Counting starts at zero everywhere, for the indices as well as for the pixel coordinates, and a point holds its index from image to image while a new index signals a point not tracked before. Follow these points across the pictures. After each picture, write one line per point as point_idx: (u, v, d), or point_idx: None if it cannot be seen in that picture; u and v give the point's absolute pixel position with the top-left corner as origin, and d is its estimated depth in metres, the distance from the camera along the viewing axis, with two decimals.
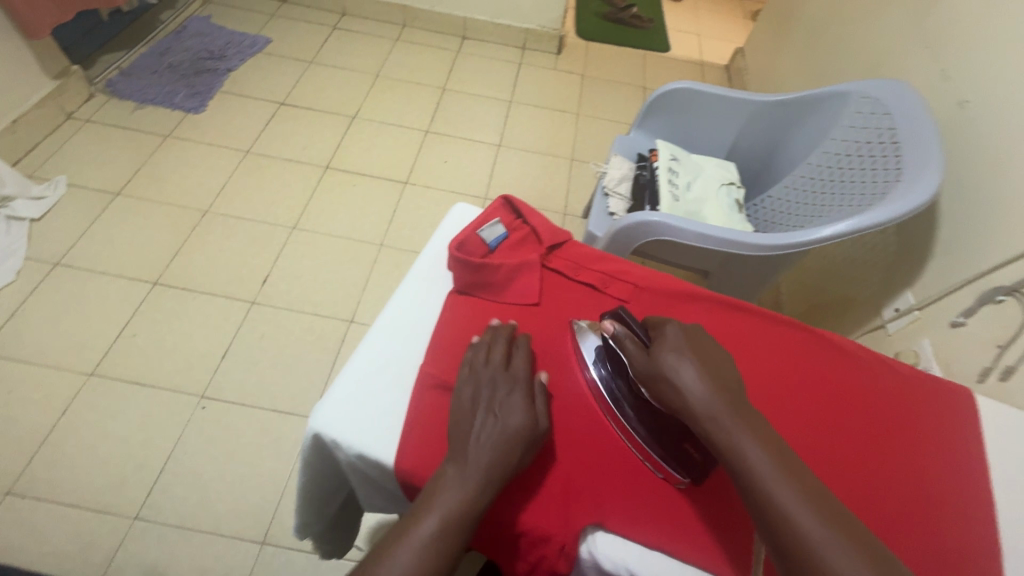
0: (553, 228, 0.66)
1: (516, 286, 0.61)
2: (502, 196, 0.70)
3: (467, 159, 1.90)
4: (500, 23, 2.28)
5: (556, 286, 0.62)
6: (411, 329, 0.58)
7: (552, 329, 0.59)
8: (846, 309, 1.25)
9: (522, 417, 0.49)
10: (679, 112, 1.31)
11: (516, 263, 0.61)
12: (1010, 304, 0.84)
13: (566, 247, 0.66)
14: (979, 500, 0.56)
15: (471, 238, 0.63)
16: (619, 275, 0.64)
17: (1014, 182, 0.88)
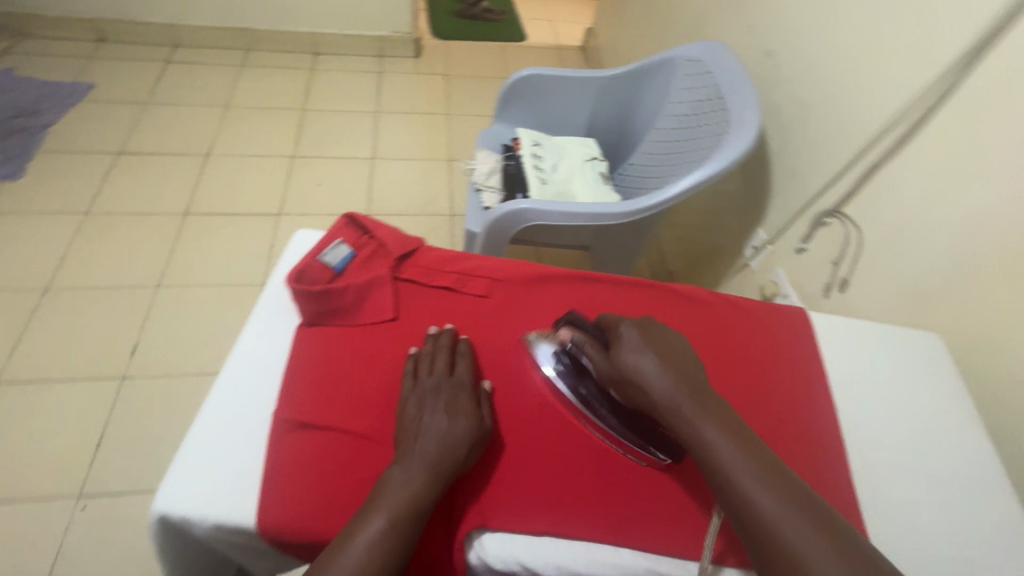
0: (400, 238, 0.65)
1: (367, 305, 0.59)
2: (345, 215, 0.67)
3: (342, 178, 1.82)
4: (351, 34, 2.21)
5: (413, 295, 0.61)
6: (260, 375, 0.54)
7: (412, 340, 0.58)
8: (717, 255, 1.35)
9: (460, 418, 0.50)
10: (535, 97, 1.34)
11: (363, 280, 0.59)
12: (836, 225, 0.95)
13: (417, 254, 0.65)
14: (825, 405, 0.62)
15: (312, 265, 0.60)
16: (474, 271, 0.64)
17: (817, 118, 0.99)
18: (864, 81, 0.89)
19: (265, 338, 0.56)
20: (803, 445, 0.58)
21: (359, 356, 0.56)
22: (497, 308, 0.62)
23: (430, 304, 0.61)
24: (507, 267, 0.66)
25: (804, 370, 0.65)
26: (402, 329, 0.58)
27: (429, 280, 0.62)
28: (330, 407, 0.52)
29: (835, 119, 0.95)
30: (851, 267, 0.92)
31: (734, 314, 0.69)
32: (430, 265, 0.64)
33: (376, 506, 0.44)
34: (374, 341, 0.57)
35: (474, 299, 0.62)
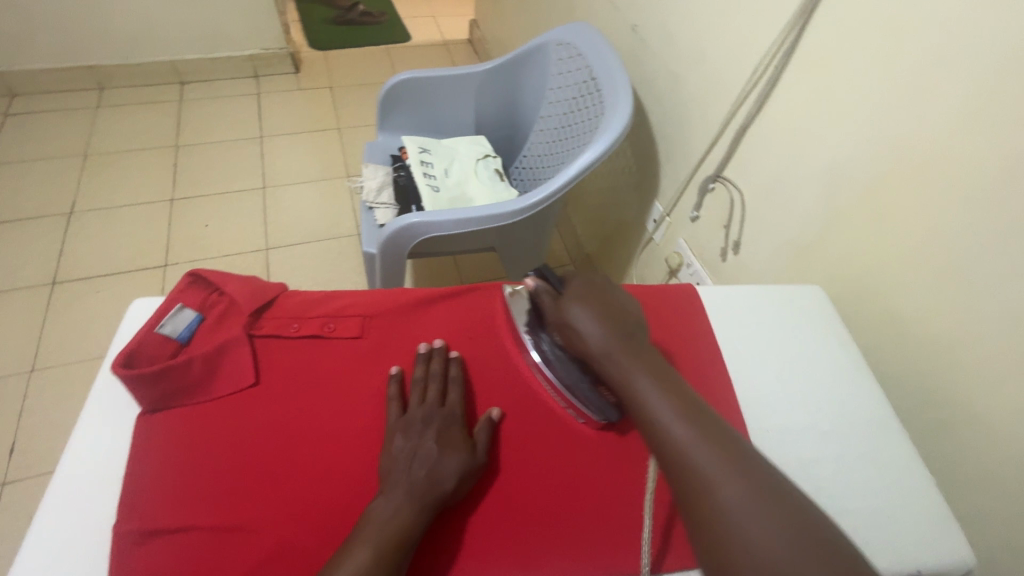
0: (253, 289, 0.58)
1: (220, 373, 0.52)
2: (187, 272, 0.59)
3: (232, 215, 1.68)
4: (219, 57, 2.04)
5: (275, 352, 0.55)
6: (100, 483, 0.47)
7: (279, 403, 0.52)
8: (625, 232, 1.35)
9: (451, 450, 0.49)
10: (415, 101, 1.28)
11: (211, 347, 0.52)
12: (721, 190, 0.96)
13: (277, 304, 0.59)
14: (720, 382, 0.62)
15: (148, 341, 0.52)
16: (343, 311, 0.59)
17: (687, 87, 1.00)
18: (721, 45, 0.90)
19: (104, 437, 0.50)
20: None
21: (217, 434, 0.49)
22: (374, 347, 0.57)
23: (296, 357, 0.55)
24: (383, 297, 0.61)
25: (698, 350, 0.65)
26: (266, 393, 0.52)
27: (292, 330, 0.56)
28: (188, 503, 0.46)
29: (702, 85, 0.96)
30: (740, 229, 0.93)
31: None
32: (292, 313, 0.58)
33: (355, 542, 0.43)
34: (234, 414, 0.51)
35: (347, 342, 0.57)
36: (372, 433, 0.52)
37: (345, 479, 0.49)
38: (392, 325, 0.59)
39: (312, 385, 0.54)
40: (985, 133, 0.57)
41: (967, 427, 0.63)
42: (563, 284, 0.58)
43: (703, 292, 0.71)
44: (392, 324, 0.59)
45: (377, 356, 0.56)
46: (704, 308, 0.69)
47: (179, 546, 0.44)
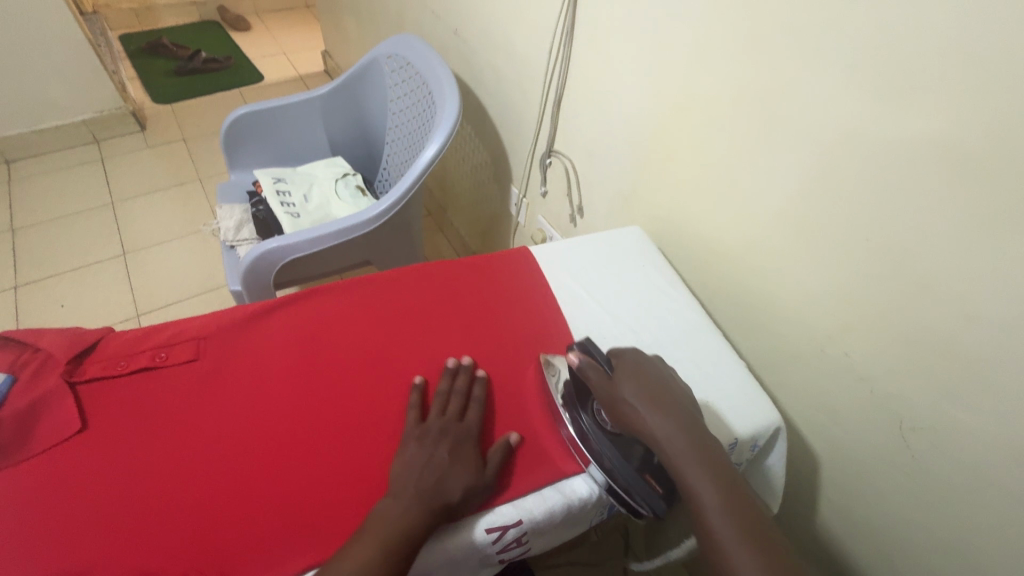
0: (69, 337, 0.56)
1: (39, 426, 0.50)
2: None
3: (91, 290, 1.56)
4: (47, 128, 1.89)
5: (102, 394, 0.53)
6: None
7: (108, 440, 0.50)
8: (497, 222, 1.41)
9: (463, 466, 0.51)
10: (261, 135, 1.27)
11: (25, 403, 0.50)
12: (557, 162, 1.05)
13: (100, 347, 0.57)
14: (555, 317, 0.68)
15: None
16: (174, 339, 0.58)
17: (508, 76, 1.08)
18: (524, 31, 0.98)
19: None
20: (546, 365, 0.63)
21: (46, 484, 0.47)
22: (212, 365, 0.57)
23: (126, 392, 0.54)
24: (220, 316, 0.61)
25: (538, 297, 0.69)
26: (94, 433, 0.51)
27: (119, 367, 0.55)
28: (14, 561, 0.44)
29: (519, 70, 1.04)
30: (579, 193, 1.02)
31: (464, 271, 0.71)
32: (118, 353, 0.56)
33: (351, 550, 0.45)
34: (59, 461, 0.49)
35: (183, 367, 0.56)
36: (389, 448, 0.54)
37: (315, 466, 0.51)
38: (230, 341, 0.59)
39: (147, 415, 0.52)
40: (714, 64, 0.67)
41: (769, 315, 0.74)
42: (610, 362, 0.57)
43: (535, 246, 0.76)
44: (228, 339, 0.59)
45: (215, 372, 0.56)
46: (537, 259, 0.74)
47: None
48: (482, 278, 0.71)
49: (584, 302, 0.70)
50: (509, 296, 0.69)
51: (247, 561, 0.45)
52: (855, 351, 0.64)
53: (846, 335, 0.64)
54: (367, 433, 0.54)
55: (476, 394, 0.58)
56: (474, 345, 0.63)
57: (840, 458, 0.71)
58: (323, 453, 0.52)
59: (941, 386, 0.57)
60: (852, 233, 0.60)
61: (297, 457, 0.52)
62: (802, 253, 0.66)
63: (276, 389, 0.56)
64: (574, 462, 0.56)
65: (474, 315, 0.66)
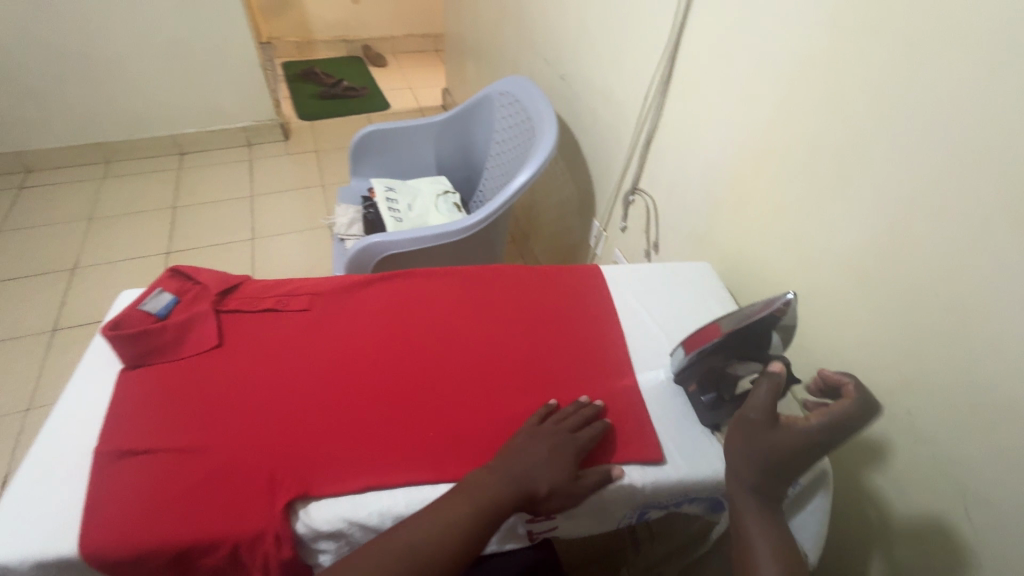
0: (220, 277, 0.71)
1: (188, 337, 0.63)
2: (169, 269, 0.72)
3: (222, 264, 1.83)
4: (216, 130, 2.28)
5: (234, 323, 0.66)
6: (84, 421, 0.56)
7: (234, 359, 0.62)
8: (575, 253, 1.49)
9: (557, 467, 0.55)
10: (382, 150, 1.47)
11: (182, 318, 0.64)
12: (638, 200, 1.11)
13: (239, 288, 0.71)
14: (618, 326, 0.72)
15: (132, 314, 0.64)
16: (294, 291, 0.71)
17: (604, 117, 1.18)
18: (623, 80, 1.08)
19: (88, 392, 0.59)
20: (596, 365, 0.67)
21: (184, 382, 0.60)
22: (320, 317, 0.68)
23: (253, 326, 0.66)
24: (333, 280, 0.74)
25: (601, 308, 0.75)
26: (225, 351, 0.63)
27: (251, 306, 0.68)
28: (155, 431, 0.55)
29: (614, 114, 1.14)
30: (656, 230, 1.07)
31: (534, 276, 0.79)
32: (252, 295, 0.70)
33: (418, 518, 0.50)
34: (198, 366, 0.61)
35: (297, 313, 0.68)
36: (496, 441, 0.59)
37: (391, 410, 0.59)
38: (336, 299, 0.71)
39: (264, 346, 0.64)
40: (795, 114, 0.72)
41: (830, 366, 0.73)
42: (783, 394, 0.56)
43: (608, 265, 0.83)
44: (334, 298, 0.71)
45: (321, 322, 0.68)
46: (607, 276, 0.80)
47: (145, 464, 0.53)
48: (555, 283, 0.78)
49: (642, 318, 0.74)
50: (571, 301, 0.75)
51: (321, 472, 0.53)
52: (917, 411, 0.63)
53: (907, 392, 0.63)
54: (431, 393, 0.62)
55: (594, 423, 0.59)
56: (535, 336, 0.70)
57: (898, 526, 0.67)
58: (396, 402, 0.60)
59: (1007, 454, 0.54)
60: (920, 290, 0.60)
61: (376, 399, 0.60)
62: (866, 303, 0.67)
63: (363, 343, 0.66)
64: (652, 454, 0.59)
65: (538, 312, 0.73)
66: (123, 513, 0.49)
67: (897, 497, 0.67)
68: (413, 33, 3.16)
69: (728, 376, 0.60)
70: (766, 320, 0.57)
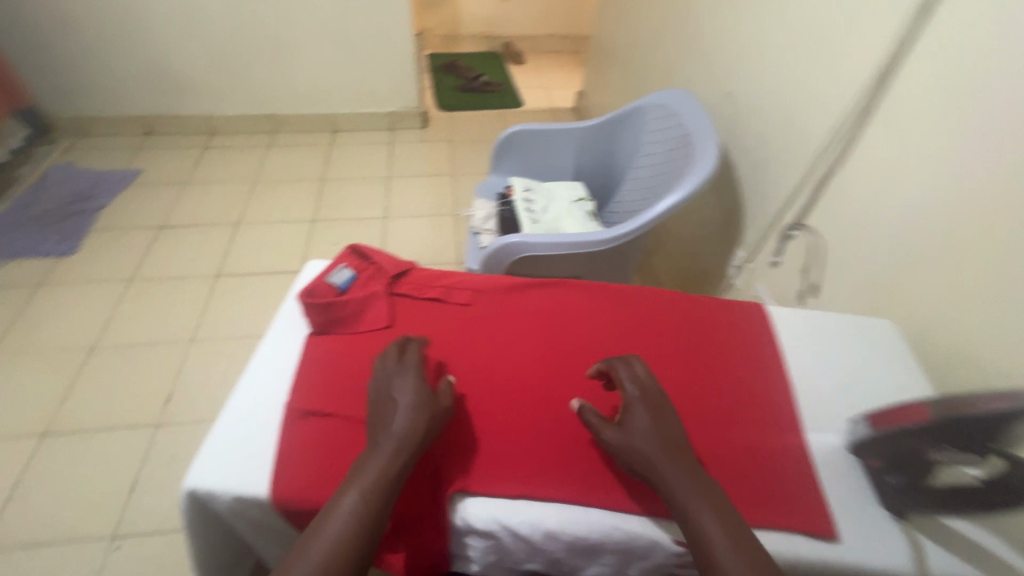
0: (394, 261, 0.75)
1: (365, 314, 0.68)
2: (349, 246, 0.79)
3: (357, 238, 1.97)
4: (365, 112, 2.47)
5: (403, 307, 0.70)
6: (274, 376, 0.63)
7: (403, 341, 0.66)
8: (706, 279, 1.41)
9: (406, 407, 0.54)
10: (525, 150, 1.49)
11: (362, 295, 0.69)
12: (800, 237, 1.03)
13: (409, 273, 0.75)
14: (784, 375, 0.67)
15: (320, 284, 0.71)
16: (458, 285, 0.73)
17: (772, 143, 1.10)
18: (804, 106, 1.00)
19: (277, 351, 0.66)
20: (758, 415, 0.62)
21: (360, 355, 0.65)
22: (481, 314, 0.70)
23: (420, 312, 0.70)
24: (493, 278, 0.76)
25: (765, 350, 0.69)
26: (395, 333, 0.67)
27: (420, 294, 0.72)
28: (334, 396, 0.60)
29: (786, 140, 1.06)
30: (820, 273, 0.99)
31: (689, 303, 0.75)
32: (420, 282, 0.74)
33: (334, 502, 0.48)
34: (372, 342, 0.66)
35: (460, 306, 0.71)
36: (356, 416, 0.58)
37: (546, 421, 0.60)
38: (496, 299, 0.72)
39: (430, 333, 0.68)
40: None
41: None
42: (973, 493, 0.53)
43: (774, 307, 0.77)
44: (494, 297, 0.73)
45: (482, 319, 0.70)
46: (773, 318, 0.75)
47: (325, 426, 0.58)
48: (715, 316, 0.74)
49: (812, 373, 0.68)
50: (732, 337, 0.71)
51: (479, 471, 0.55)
52: None
53: None
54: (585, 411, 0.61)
55: (415, 356, 0.60)
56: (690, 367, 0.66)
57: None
58: (550, 414, 0.61)
59: None
60: None
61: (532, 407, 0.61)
62: None
63: (520, 347, 0.67)
64: (821, 528, 0.54)
65: (696, 342, 0.69)
66: (306, 470, 0.54)
67: None
68: (553, 33, 3.18)
69: (925, 462, 0.54)
70: (1000, 414, 0.48)
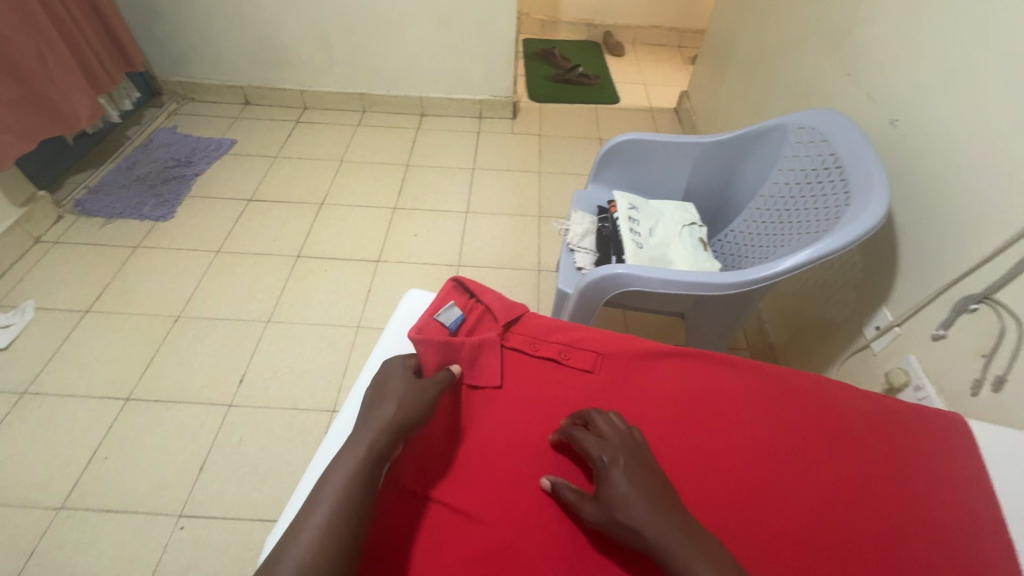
0: (507, 306, 0.71)
1: (476, 369, 0.66)
2: (452, 278, 0.75)
3: (437, 231, 1.91)
4: (456, 98, 2.38)
5: (516, 364, 0.67)
6: None
7: (514, 410, 0.63)
8: (827, 332, 1.23)
9: (387, 404, 0.58)
10: (632, 163, 1.34)
11: (476, 344, 0.66)
12: (984, 312, 0.83)
13: (523, 321, 0.71)
14: (956, 513, 0.58)
15: (429, 324, 0.68)
16: (577, 344, 0.69)
17: (955, 193, 0.90)
18: (1015, 157, 0.79)
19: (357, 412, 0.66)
20: (908, 547, 0.55)
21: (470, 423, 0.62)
22: (599, 383, 0.66)
23: (532, 371, 0.66)
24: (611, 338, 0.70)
25: (920, 467, 0.61)
26: (506, 397, 0.64)
27: (535, 351, 0.68)
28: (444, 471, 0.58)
29: (979, 195, 0.85)
30: (1008, 364, 0.79)
31: (834, 393, 0.67)
32: (533, 335, 0.70)
33: (325, 491, 0.51)
34: (487, 402, 0.64)
35: (578, 371, 0.67)
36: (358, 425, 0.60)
37: None
38: (619, 366, 0.67)
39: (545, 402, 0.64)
40: None
41: None
42: None
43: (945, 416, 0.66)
44: (619, 364, 0.67)
45: (604, 391, 0.65)
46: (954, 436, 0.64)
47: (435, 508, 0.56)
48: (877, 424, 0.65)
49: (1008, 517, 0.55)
50: (878, 442, 0.63)
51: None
52: None
53: None
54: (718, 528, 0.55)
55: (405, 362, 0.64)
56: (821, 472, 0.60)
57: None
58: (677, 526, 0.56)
59: None
60: None
61: None
62: None
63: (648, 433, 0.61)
64: None
65: (833, 443, 0.62)
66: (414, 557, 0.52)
67: None
68: (660, 25, 2.95)
69: None
70: None
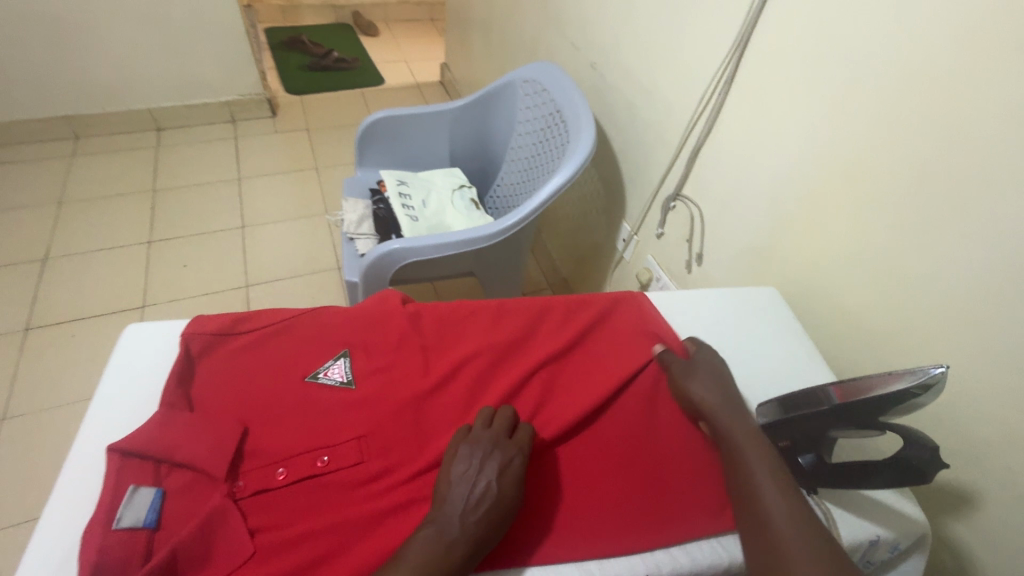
0: (213, 444, 0.50)
1: (189, 492, 0.49)
2: (109, 447, 0.50)
3: (211, 255, 1.69)
4: (196, 104, 2.09)
5: (227, 428, 0.52)
6: (81, 513, 0.48)
7: (263, 496, 0.50)
8: (596, 254, 1.41)
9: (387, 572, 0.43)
10: (390, 140, 1.34)
11: (195, 525, 0.46)
12: (680, 207, 1.04)
13: (226, 366, 0.57)
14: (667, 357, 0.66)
15: (106, 503, 0.46)
16: (305, 356, 0.59)
17: (644, 116, 1.09)
18: (672, 77, 0.99)
19: (78, 471, 0.50)
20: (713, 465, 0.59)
21: (205, 540, 0.46)
22: (380, 470, 0.52)
23: (276, 422, 0.54)
24: (372, 390, 0.57)
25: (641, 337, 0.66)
26: (244, 492, 0.49)
27: (280, 477, 0.51)
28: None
29: (659, 113, 1.04)
30: (701, 241, 1.01)
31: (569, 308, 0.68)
32: (248, 368, 0.57)
33: None
34: (205, 530, 0.46)
35: (345, 470, 0.52)
36: None
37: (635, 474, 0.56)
38: (374, 359, 0.60)
39: (292, 446, 0.52)
40: (911, 138, 0.64)
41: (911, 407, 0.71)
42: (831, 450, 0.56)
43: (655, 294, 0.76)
44: (366, 355, 0.60)
45: (359, 400, 0.56)
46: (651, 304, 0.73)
47: None
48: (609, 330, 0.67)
49: None
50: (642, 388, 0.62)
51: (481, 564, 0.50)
52: (1019, 467, 0.61)
53: (1010, 444, 0.61)
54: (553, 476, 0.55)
55: (187, 546, 0.45)
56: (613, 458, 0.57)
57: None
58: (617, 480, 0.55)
59: None
60: None
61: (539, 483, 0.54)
62: (975, 350, 0.63)
63: (426, 428, 0.56)
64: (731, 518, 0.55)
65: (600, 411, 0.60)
66: None
67: (991, 539, 0.65)
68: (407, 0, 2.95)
69: (825, 435, 0.55)
70: (880, 401, 0.49)
